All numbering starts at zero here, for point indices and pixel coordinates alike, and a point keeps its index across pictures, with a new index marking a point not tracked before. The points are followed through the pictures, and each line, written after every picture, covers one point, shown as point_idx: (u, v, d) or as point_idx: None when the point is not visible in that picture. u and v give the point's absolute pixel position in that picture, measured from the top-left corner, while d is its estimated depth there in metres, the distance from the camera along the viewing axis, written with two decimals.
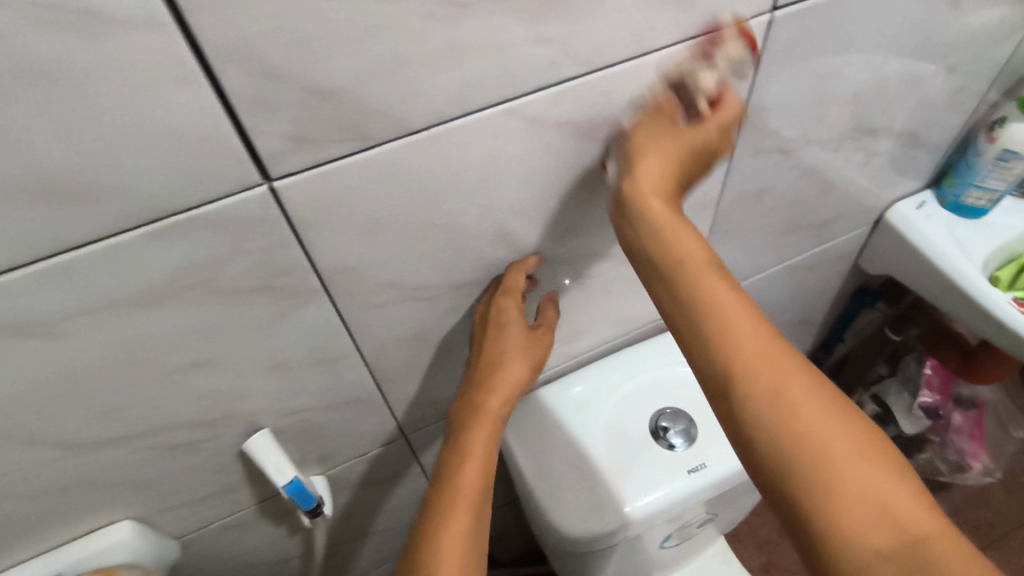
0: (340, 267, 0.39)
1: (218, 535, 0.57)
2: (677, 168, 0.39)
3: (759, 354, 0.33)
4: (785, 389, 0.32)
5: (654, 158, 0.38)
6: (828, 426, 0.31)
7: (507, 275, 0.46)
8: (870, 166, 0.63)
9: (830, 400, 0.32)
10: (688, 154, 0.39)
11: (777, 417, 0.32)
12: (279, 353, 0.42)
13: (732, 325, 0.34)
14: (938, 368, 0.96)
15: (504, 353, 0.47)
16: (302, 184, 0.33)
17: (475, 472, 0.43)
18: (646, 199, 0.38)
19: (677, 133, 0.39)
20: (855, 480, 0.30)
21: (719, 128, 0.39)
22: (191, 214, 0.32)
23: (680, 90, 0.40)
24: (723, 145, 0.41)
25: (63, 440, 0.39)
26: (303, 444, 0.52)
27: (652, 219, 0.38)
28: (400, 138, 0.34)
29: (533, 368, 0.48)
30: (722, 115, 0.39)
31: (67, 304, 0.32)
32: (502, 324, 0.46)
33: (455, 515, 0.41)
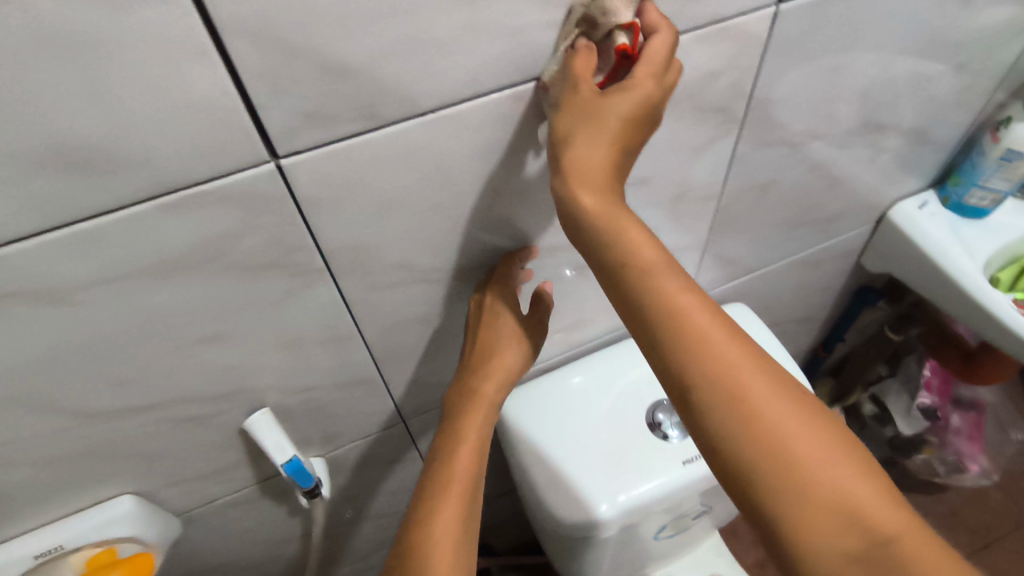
0: (347, 247, 0.39)
1: (221, 513, 0.57)
2: (616, 147, 0.33)
3: (710, 352, 0.30)
4: (741, 390, 0.30)
5: (591, 145, 0.33)
6: (794, 431, 0.29)
7: (499, 266, 0.47)
8: (876, 163, 0.63)
9: (790, 396, 0.30)
10: (623, 124, 0.33)
11: (741, 426, 0.29)
12: (285, 332, 0.43)
13: (679, 320, 0.31)
14: (937, 369, 0.97)
15: (498, 338, 0.47)
16: (311, 162, 0.33)
17: (470, 455, 0.44)
18: (577, 194, 0.33)
19: (601, 106, 0.33)
20: (821, 485, 0.28)
21: (652, 76, 0.33)
22: (203, 189, 0.32)
23: (596, 28, 0.34)
24: (667, 87, 0.34)
25: (72, 410, 0.40)
26: (306, 424, 0.53)
27: (590, 212, 0.33)
28: (410, 119, 0.34)
29: (528, 354, 0.48)
30: (653, 49, 0.33)
31: (79, 275, 0.33)
32: (496, 310, 0.46)
33: (450, 498, 0.42)
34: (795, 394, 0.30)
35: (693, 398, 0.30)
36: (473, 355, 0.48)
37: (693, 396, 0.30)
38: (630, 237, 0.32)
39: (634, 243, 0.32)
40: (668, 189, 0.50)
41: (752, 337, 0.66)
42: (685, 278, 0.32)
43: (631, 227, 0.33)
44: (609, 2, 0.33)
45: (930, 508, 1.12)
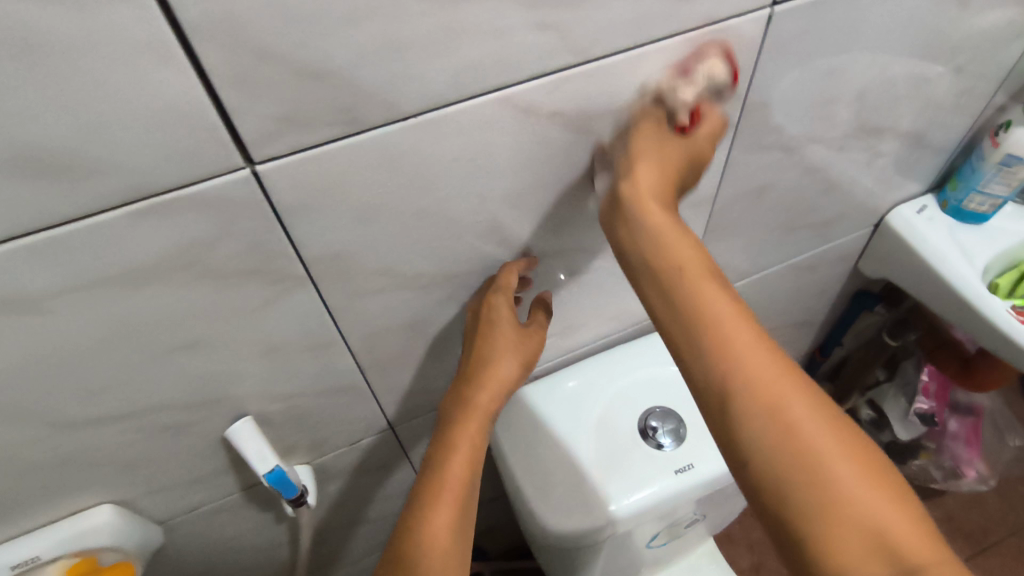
0: (328, 254, 0.38)
1: (206, 520, 0.57)
2: (671, 184, 0.41)
3: (752, 363, 0.34)
4: (780, 402, 0.32)
5: (649, 174, 0.40)
6: (833, 454, 0.31)
7: (499, 275, 0.46)
8: (874, 167, 0.62)
9: (832, 425, 0.32)
10: (676, 168, 0.41)
11: (777, 439, 0.32)
12: (267, 339, 0.42)
13: (720, 329, 0.35)
14: (936, 374, 0.95)
15: (493, 350, 0.47)
16: (287, 169, 0.32)
17: (462, 466, 0.44)
18: (643, 203, 0.40)
19: (665, 151, 0.41)
20: (855, 509, 0.29)
21: (709, 143, 0.42)
22: (174, 195, 0.31)
23: (663, 101, 0.40)
24: (709, 156, 0.43)
25: (47, 419, 0.39)
26: (291, 431, 0.52)
27: (646, 222, 0.39)
28: (391, 124, 0.33)
29: (523, 366, 0.49)
30: (702, 130, 0.42)
31: (48, 282, 0.32)
32: (494, 320, 0.46)
33: (440, 508, 0.42)
34: (842, 429, 0.32)
35: (734, 408, 0.33)
36: (470, 365, 0.48)
37: (735, 402, 0.33)
38: (674, 250, 0.38)
39: (682, 265, 0.38)
40: None
41: None
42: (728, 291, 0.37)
43: (682, 241, 0.39)
44: (677, 89, 0.39)
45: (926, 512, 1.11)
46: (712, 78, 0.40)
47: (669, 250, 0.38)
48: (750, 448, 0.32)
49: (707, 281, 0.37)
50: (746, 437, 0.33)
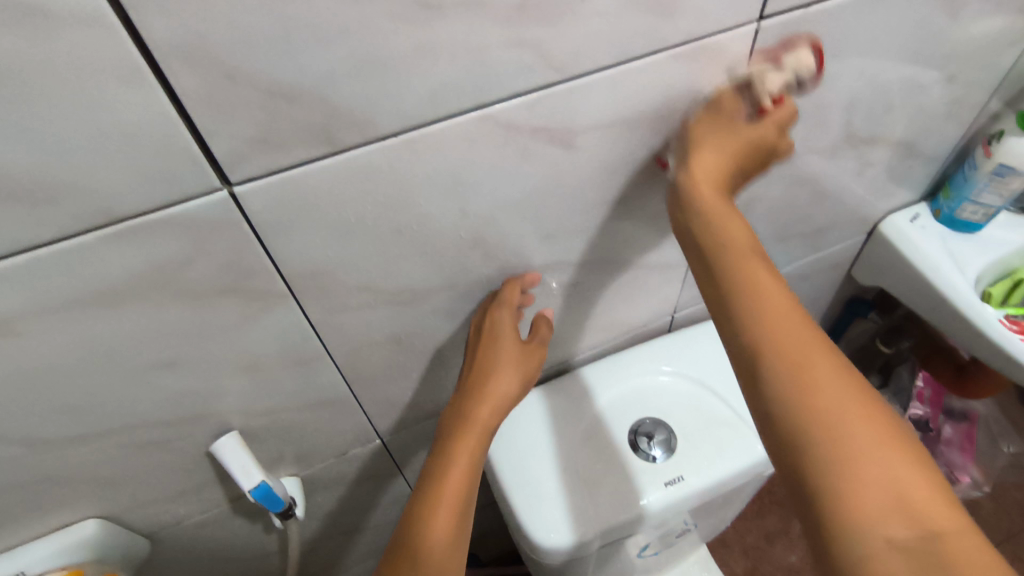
0: (309, 270, 0.38)
1: (192, 532, 0.56)
2: (732, 161, 0.42)
3: (779, 324, 0.36)
4: (806, 363, 0.34)
5: (711, 155, 0.42)
6: (857, 416, 0.32)
7: (502, 290, 0.47)
8: (865, 176, 0.62)
9: (857, 391, 0.33)
10: (744, 149, 0.42)
11: (802, 399, 0.33)
12: (249, 355, 0.42)
13: (752, 291, 0.37)
14: (931, 380, 0.96)
15: (495, 363, 0.48)
16: (263, 189, 0.32)
17: (461, 477, 0.44)
18: (698, 185, 0.42)
19: (731, 135, 0.42)
20: (876, 468, 0.31)
21: (775, 129, 0.43)
22: (148, 217, 0.31)
23: (750, 86, 0.42)
24: (780, 147, 0.44)
25: (25, 438, 0.39)
26: (276, 444, 0.52)
27: (700, 201, 0.41)
28: (370, 142, 0.33)
29: (523, 381, 0.50)
30: (779, 114, 0.42)
31: (22, 304, 0.32)
32: (497, 333, 0.47)
33: (440, 515, 0.42)
34: (865, 394, 0.33)
35: (766, 373, 0.34)
36: (470, 378, 0.49)
37: (767, 366, 0.35)
38: (727, 226, 0.41)
39: (726, 229, 0.41)
40: (649, 206, 0.49)
41: None
42: (763, 258, 0.40)
43: (724, 212, 0.41)
44: (767, 77, 0.41)
45: None
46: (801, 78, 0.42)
47: (711, 222, 0.41)
48: (778, 405, 0.33)
49: (745, 249, 0.40)
50: (772, 393, 0.34)
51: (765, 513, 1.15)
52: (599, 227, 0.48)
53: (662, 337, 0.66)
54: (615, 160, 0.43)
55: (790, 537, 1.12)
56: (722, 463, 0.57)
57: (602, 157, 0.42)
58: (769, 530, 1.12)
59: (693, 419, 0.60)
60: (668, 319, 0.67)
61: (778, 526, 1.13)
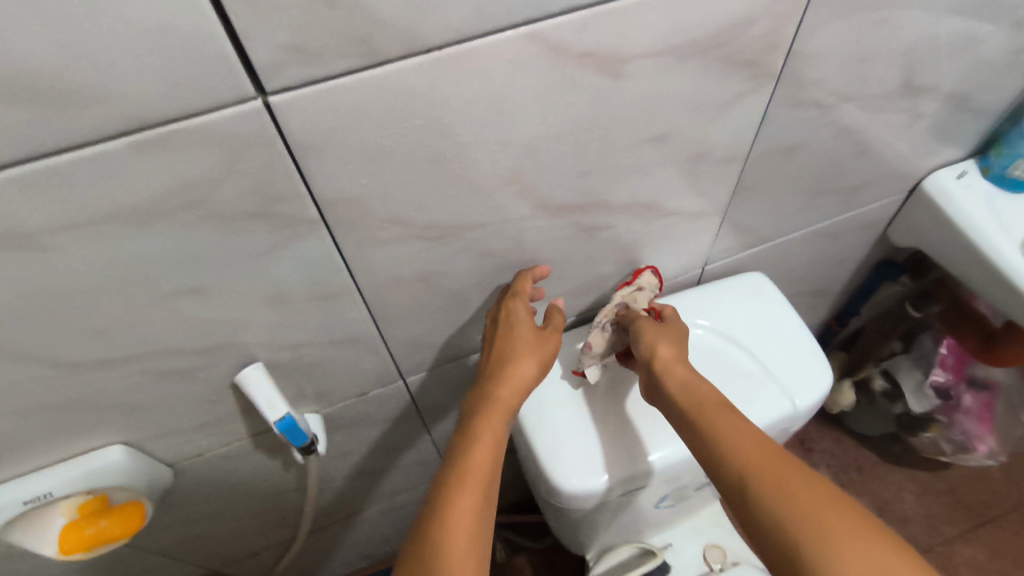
0: (340, 198, 0.36)
1: (213, 464, 0.57)
2: (674, 340, 0.52)
3: (748, 446, 0.41)
4: (779, 474, 0.39)
5: (665, 347, 0.50)
6: (833, 516, 0.36)
7: (517, 280, 0.50)
8: (912, 130, 0.59)
9: (829, 494, 0.37)
10: (674, 333, 0.53)
11: (782, 505, 0.37)
12: (276, 285, 0.41)
13: (721, 424, 0.43)
14: (954, 347, 0.94)
15: (512, 349, 0.48)
16: (300, 101, 0.30)
17: (485, 456, 0.43)
18: (658, 352, 0.50)
19: (656, 326, 0.53)
20: (858, 558, 0.34)
21: (677, 322, 0.55)
22: (178, 126, 0.29)
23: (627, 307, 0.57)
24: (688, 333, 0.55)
25: (51, 358, 0.38)
26: (299, 380, 0.51)
27: (660, 365, 0.49)
28: (411, 56, 0.31)
29: (543, 367, 0.49)
30: (670, 316, 0.56)
31: (46, 217, 0.30)
32: (512, 321, 0.49)
33: (466, 489, 0.41)
34: (838, 496, 0.37)
35: (752, 491, 0.39)
36: (489, 366, 0.49)
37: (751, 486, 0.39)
38: (690, 387, 0.47)
39: (692, 383, 0.47)
40: (690, 149, 0.46)
41: (772, 311, 0.63)
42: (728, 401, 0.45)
43: (682, 370, 0.48)
44: (636, 297, 0.57)
45: (929, 484, 1.14)
46: (654, 290, 0.57)
47: (672, 379, 0.48)
48: (762, 516, 0.37)
49: (712, 394, 0.46)
50: (758, 506, 0.38)
51: None
52: (637, 169, 0.46)
53: (692, 289, 0.64)
54: (663, 98, 0.41)
55: None
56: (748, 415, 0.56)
57: (649, 91, 0.39)
58: None
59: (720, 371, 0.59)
60: (698, 273, 0.65)
61: None
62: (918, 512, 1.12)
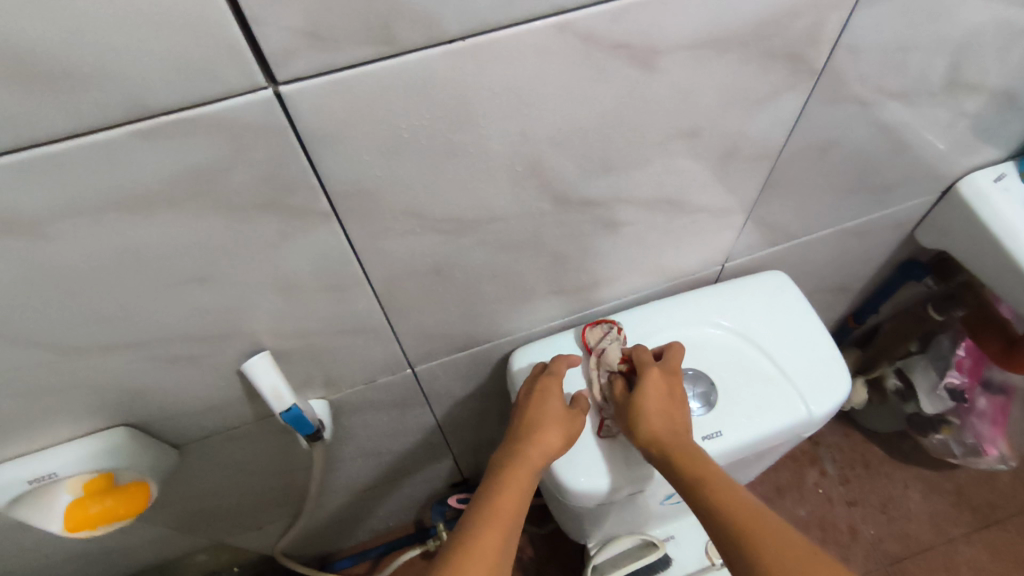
0: (353, 190, 0.35)
1: (219, 445, 0.56)
2: (666, 404, 0.51)
3: (758, 525, 0.40)
4: (789, 553, 0.38)
5: (651, 421, 0.50)
6: None
7: (551, 364, 0.55)
8: (953, 128, 0.56)
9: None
10: (659, 392, 0.51)
11: None
12: (284, 276, 0.39)
13: (732, 501, 0.43)
14: (973, 350, 0.91)
15: (544, 418, 0.51)
16: (313, 92, 0.29)
17: (510, 504, 0.44)
18: (654, 424, 0.50)
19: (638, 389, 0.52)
20: None
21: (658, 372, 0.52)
22: (185, 114, 0.27)
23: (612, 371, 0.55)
24: (675, 382, 0.53)
25: (53, 343, 0.37)
26: (306, 367, 0.50)
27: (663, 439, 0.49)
28: (434, 46, 0.29)
29: (569, 440, 0.51)
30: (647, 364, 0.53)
31: (44, 205, 0.29)
32: (546, 395, 0.52)
33: (489, 527, 0.42)
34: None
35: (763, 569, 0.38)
36: (520, 429, 0.51)
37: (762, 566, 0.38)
38: (699, 463, 0.47)
39: (703, 460, 0.47)
40: (721, 145, 0.44)
41: (792, 312, 0.60)
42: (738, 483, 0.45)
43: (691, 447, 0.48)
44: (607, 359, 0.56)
45: (936, 484, 1.13)
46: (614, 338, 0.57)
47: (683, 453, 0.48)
48: None
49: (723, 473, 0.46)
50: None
51: (778, 468, 1.16)
52: (664, 164, 0.44)
53: (711, 286, 0.62)
54: (697, 92, 0.38)
55: (800, 491, 1.14)
56: (763, 422, 0.55)
57: (682, 84, 0.37)
58: (780, 484, 1.14)
59: (736, 374, 0.57)
60: (718, 269, 0.63)
61: (789, 481, 1.15)
62: (922, 511, 1.11)
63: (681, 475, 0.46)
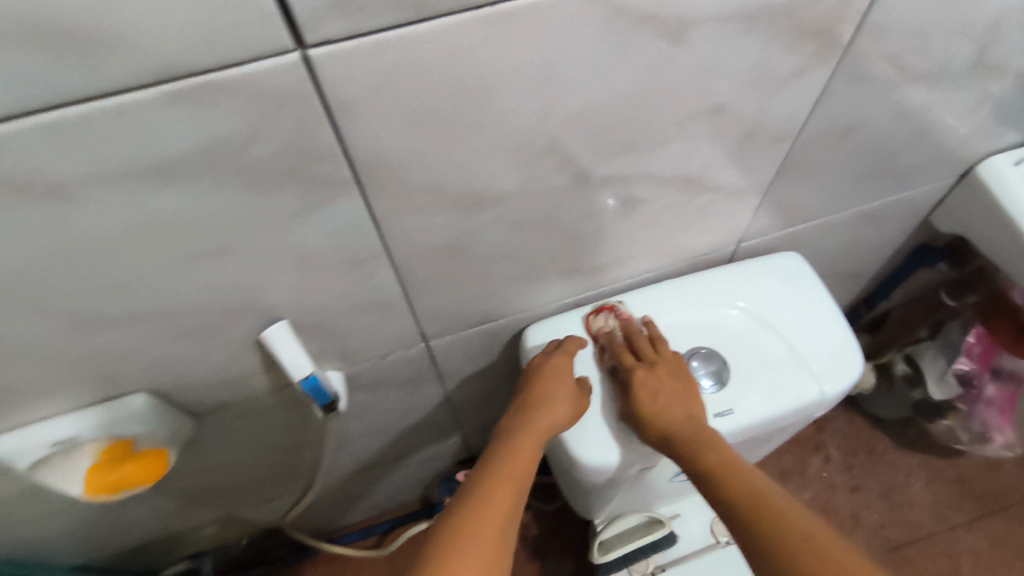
0: (375, 161, 0.35)
1: (234, 416, 0.57)
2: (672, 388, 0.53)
3: (756, 494, 0.44)
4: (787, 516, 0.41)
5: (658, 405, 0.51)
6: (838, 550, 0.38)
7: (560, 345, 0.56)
8: (977, 111, 0.55)
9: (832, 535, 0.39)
10: (665, 378, 0.53)
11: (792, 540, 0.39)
12: (304, 247, 0.39)
13: (733, 476, 0.46)
14: (982, 338, 0.90)
15: (555, 390, 0.52)
16: (340, 58, 0.28)
17: (522, 470, 0.46)
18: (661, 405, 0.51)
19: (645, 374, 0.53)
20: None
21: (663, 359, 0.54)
22: (212, 77, 0.27)
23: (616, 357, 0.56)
24: (678, 368, 0.55)
25: (77, 310, 0.38)
26: (322, 341, 0.51)
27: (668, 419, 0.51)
28: (461, 13, 0.29)
29: (575, 414, 0.52)
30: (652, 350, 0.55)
31: (71, 168, 0.29)
32: (557, 371, 0.53)
33: (503, 490, 0.44)
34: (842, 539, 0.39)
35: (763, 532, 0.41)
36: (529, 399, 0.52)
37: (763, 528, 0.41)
38: (702, 442, 0.49)
39: (705, 438, 0.49)
40: (743, 123, 0.44)
41: (806, 293, 0.60)
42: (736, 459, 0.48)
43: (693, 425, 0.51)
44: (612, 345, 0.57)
45: (940, 471, 1.14)
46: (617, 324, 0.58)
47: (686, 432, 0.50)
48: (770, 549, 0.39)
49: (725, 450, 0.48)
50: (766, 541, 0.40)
51: (782, 453, 1.17)
52: (684, 142, 0.43)
53: (727, 266, 0.62)
54: (721, 67, 0.38)
55: (804, 477, 1.15)
56: (774, 401, 0.55)
57: (707, 59, 0.37)
58: (784, 468, 1.15)
59: (749, 353, 0.57)
60: (732, 250, 0.63)
61: (793, 466, 1.16)
62: (926, 497, 1.12)
63: (685, 452, 0.49)
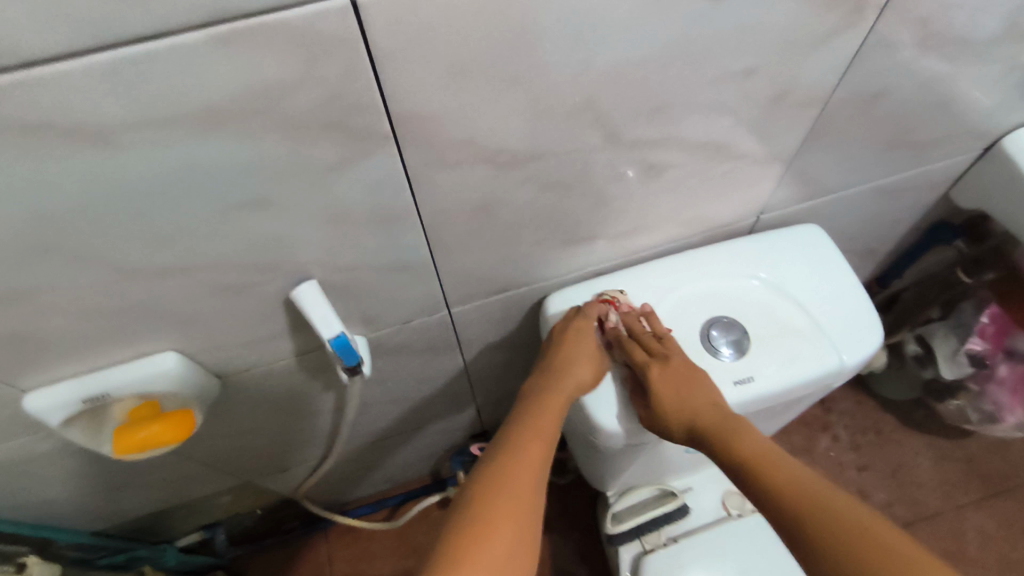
0: (413, 114, 0.35)
1: (258, 379, 0.57)
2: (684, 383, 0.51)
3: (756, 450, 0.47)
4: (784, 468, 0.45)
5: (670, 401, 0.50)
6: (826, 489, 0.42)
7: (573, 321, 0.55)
8: (1006, 81, 0.55)
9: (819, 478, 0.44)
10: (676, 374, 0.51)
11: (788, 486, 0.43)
12: (337, 203, 0.40)
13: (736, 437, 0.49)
14: (998, 317, 0.89)
15: (578, 353, 0.53)
16: (386, 2, 0.28)
17: (550, 424, 0.48)
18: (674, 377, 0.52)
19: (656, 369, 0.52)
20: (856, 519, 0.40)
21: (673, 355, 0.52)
22: (260, 21, 0.27)
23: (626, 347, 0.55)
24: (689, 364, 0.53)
25: (114, 262, 0.38)
26: (347, 303, 0.51)
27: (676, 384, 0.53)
28: None
29: (596, 375, 0.53)
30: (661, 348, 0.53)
31: (119, 113, 0.29)
32: (579, 336, 0.53)
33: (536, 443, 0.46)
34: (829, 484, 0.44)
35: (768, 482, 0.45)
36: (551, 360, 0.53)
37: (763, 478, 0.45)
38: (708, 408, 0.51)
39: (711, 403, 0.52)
40: (774, 85, 0.44)
41: (827, 265, 0.61)
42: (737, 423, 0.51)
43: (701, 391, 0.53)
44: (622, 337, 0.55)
45: (948, 451, 1.14)
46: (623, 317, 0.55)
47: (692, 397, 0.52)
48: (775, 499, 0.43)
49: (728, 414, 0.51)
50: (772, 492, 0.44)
51: (791, 432, 1.18)
52: (716, 104, 0.43)
53: (747, 237, 0.62)
54: (758, 25, 0.38)
55: (812, 456, 1.16)
56: (795, 369, 0.56)
57: (745, 16, 0.37)
58: (792, 447, 1.16)
59: (770, 323, 0.58)
60: (752, 221, 0.63)
61: (801, 445, 1.17)
62: (933, 477, 1.13)
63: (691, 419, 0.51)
